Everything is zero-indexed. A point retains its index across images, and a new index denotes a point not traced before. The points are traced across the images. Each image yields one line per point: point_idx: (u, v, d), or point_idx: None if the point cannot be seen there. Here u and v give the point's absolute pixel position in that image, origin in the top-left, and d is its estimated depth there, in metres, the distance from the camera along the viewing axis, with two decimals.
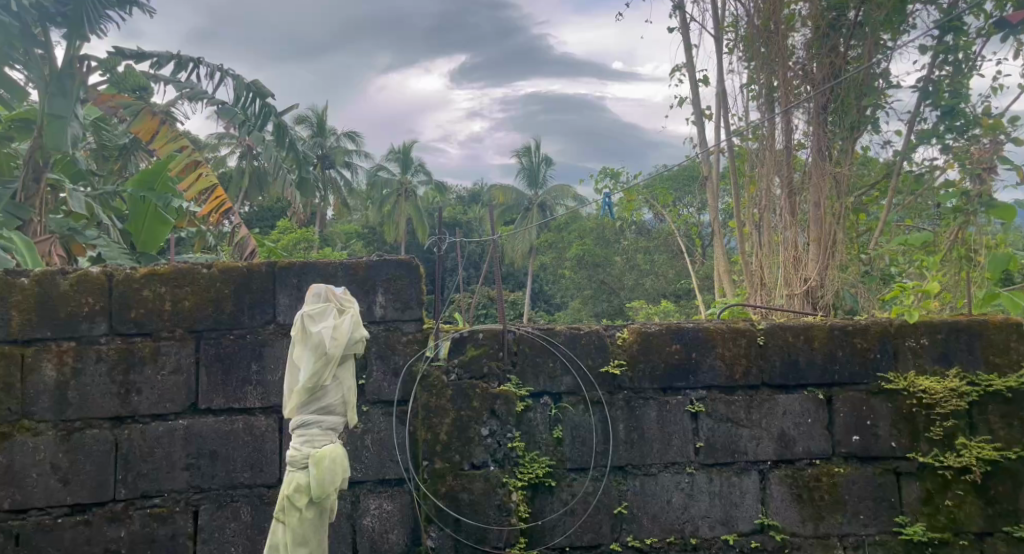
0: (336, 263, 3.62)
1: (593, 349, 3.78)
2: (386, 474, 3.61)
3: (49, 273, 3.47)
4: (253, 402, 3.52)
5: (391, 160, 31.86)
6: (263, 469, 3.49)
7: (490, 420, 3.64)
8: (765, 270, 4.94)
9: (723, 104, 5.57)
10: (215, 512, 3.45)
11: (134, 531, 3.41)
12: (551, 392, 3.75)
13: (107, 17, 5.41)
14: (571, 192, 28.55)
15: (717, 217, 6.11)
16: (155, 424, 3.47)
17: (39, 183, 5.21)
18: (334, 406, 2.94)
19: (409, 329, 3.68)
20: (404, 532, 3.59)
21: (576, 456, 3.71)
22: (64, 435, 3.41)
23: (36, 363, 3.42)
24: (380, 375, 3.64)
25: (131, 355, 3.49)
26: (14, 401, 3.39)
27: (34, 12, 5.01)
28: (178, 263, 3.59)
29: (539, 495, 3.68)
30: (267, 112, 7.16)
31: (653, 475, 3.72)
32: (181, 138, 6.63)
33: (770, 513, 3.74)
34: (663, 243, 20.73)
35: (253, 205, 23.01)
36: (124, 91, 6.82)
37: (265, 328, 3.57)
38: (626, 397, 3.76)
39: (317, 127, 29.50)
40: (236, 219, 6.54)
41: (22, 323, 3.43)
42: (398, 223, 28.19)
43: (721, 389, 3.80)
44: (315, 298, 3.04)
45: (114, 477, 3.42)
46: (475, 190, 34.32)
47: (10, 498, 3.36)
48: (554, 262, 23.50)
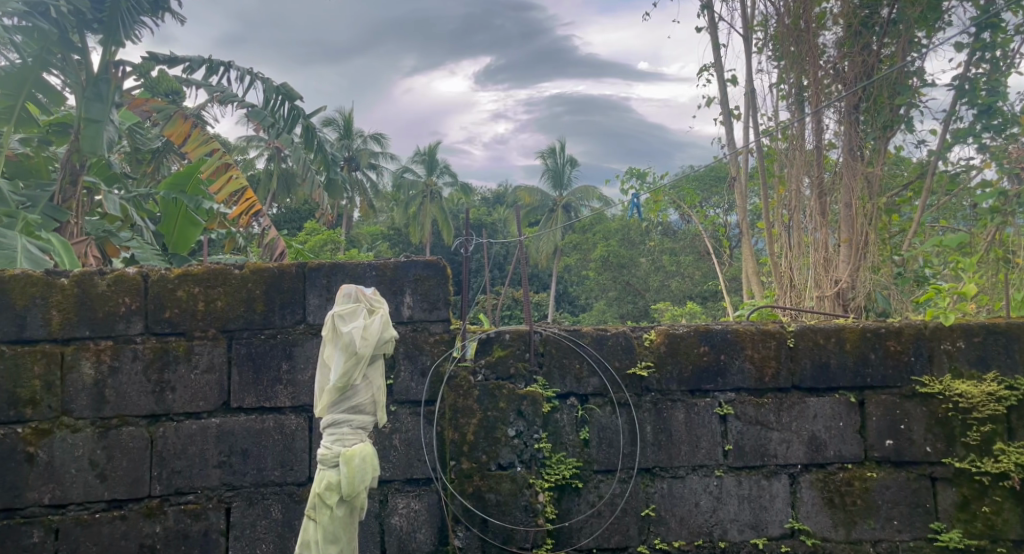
0: (365, 264, 3.66)
1: (620, 351, 3.78)
2: (414, 474, 3.63)
3: (88, 273, 3.54)
4: (284, 400, 3.57)
5: (417, 161, 32.03)
6: (294, 467, 3.54)
7: (517, 420, 3.66)
8: (794, 271, 4.91)
9: (752, 104, 5.55)
10: (246, 509, 3.50)
11: (169, 527, 3.47)
12: (578, 393, 3.76)
13: (141, 23, 5.51)
14: (596, 193, 28.53)
15: (745, 218, 6.10)
16: (188, 422, 3.53)
17: (76, 186, 5.31)
18: (364, 405, 2.97)
19: (436, 330, 3.70)
20: (431, 532, 3.60)
21: (603, 457, 3.71)
22: (101, 432, 3.47)
23: (75, 362, 3.49)
24: (408, 375, 3.66)
25: (166, 354, 3.55)
26: (53, 398, 3.46)
27: (72, 18, 5.13)
28: (211, 264, 3.65)
29: (566, 496, 3.69)
30: (296, 115, 7.24)
31: (681, 478, 3.71)
32: (213, 141, 6.76)
33: (800, 517, 3.71)
34: (689, 243, 20.61)
35: (281, 205, 23.24)
36: (158, 95, 6.93)
37: (296, 328, 3.62)
38: (654, 399, 3.76)
39: (343, 129, 29.76)
40: (266, 220, 6.63)
41: (61, 322, 3.50)
42: (424, 225, 28.36)
43: (750, 391, 3.78)
44: (345, 298, 3.07)
45: (149, 473, 3.48)
46: (501, 191, 34.42)
47: (50, 493, 3.42)
48: (578, 263, 23.49)
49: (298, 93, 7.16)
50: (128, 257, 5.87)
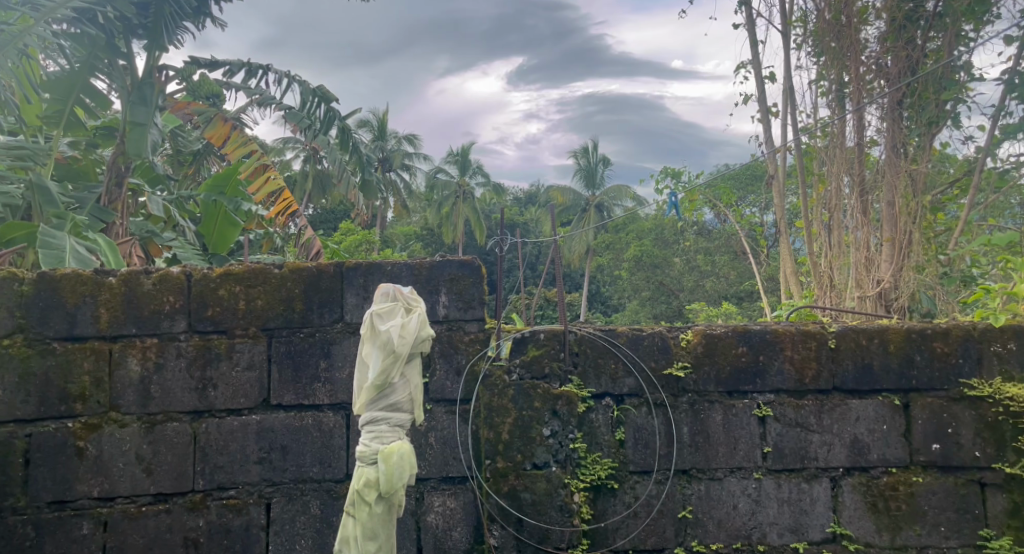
0: (401, 263, 3.69)
1: (656, 351, 3.77)
2: (449, 472, 3.65)
3: (134, 272, 3.62)
4: (322, 398, 3.62)
5: (449, 161, 32.15)
6: (332, 464, 3.59)
7: (552, 420, 3.66)
8: (834, 271, 4.85)
9: (790, 101, 5.49)
10: (286, 504, 3.56)
11: (211, 521, 3.53)
12: (613, 393, 3.75)
13: (184, 29, 5.61)
14: (629, 192, 28.40)
15: (783, 216, 6.04)
16: (229, 419, 3.58)
17: (121, 187, 5.44)
18: (401, 403, 3.00)
19: (471, 329, 3.72)
20: (467, 530, 3.62)
21: (639, 458, 3.69)
22: (147, 428, 3.55)
23: (122, 359, 3.57)
24: (443, 375, 3.69)
25: (208, 351, 3.61)
26: (102, 394, 3.54)
27: (118, 24, 5.24)
28: (252, 263, 3.71)
29: (601, 496, 3.68)
30: (332, 117, 7.32)
31: (718, 480, 3.68)
32: (251, 142, 6.86)
33: (843, 522, 3.66)
34: (724, 243, 20.41)
35: (316, 206, 23.53)
36: (199, 98, 7.06)
37: (334, 326, 3.66)
38: (690, 400, 3.74)
39: (377, 130, 29.98)
40: (302, 221, 6.75)
41: (109, 320, 3.58)
42: (457, 225, 28.47)
43: (790, 393, 3.74)
44: (383, 297, 3.10)
45: (193, 468, 3.55)
46: (533, 191, 34.43)
47: (99, 486, 3.50)
48: (611, 263, 23.38)
49: (334, 95, 7.23)
50: (170, 257, 5.99)
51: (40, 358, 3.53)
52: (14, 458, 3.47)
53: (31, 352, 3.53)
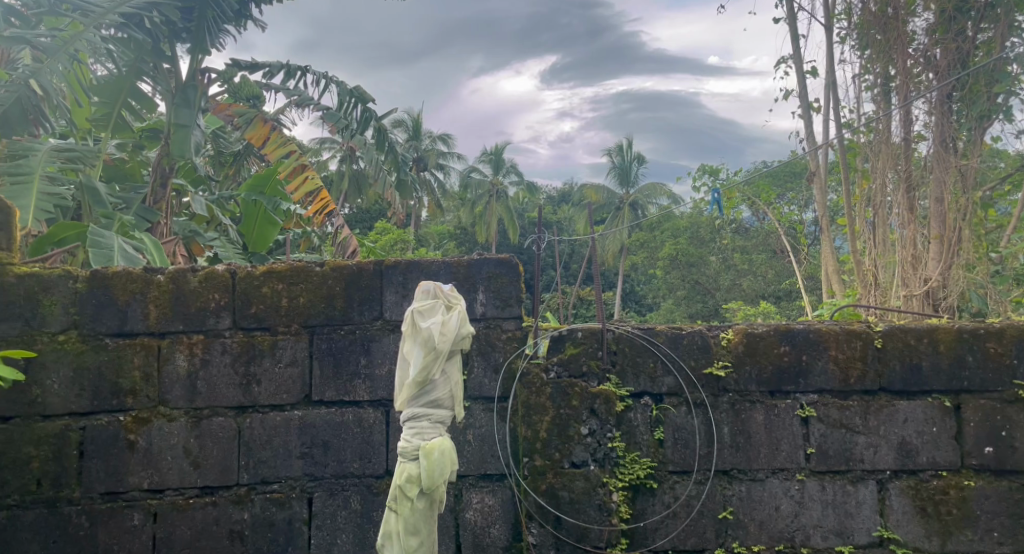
0: (439, 261, 3.71)
1: (696, 350, 3.75)
2: (488, 469, 3.66)
3: (181, 270, 3.69)
4: (362, 394, 3.65)
5: (484, 161, 32.21)
6: (371, 460, 3.63)
7: (590, 419, 3.66)
8: (878, 269, 4.78)
9: (833, 95, 5.41)
10: (327, 499, 3.60)
11: (255, 514, 3.59)
12: (652, 392, 3.73)
13: (226, 32, 5.72)
14: (664, 191, 28.21)
15: (825, 214, 5.97)
16: (273, 414, 3.64)
17: (166, 189, 5.57)
18: (442, 400, 3.02)
19: (509, 327, 3.73)
20: (505, 527, 3.63)
21: (678, 458, 3.67)
22: (194, 422, 3.61)
23: (170, 354, 3.64)
24: (481, 372, 3.70)
25: (252, 347, 3.67)
26: (151, 388, 3.62)
27: (164, 29, 5.36)
28: (294, 262, 3.76)
29: (640, 495, 3.67)
30: (368, 117, 7.37)
31: (760, 481, 3.65)
32: (291, 143, 6.96)
33: (890, 526, 3.61)
34: (761, 242, 20.15)
35: (351, 206, 23.76)
36: (240, 101, 7.19)
37: (374, 324, 3.70)
38: (731, 400, 3.71)
39: (412, 129, 30.14)
40: (340, 220, 6.84)
41: (158, 316, 3.66)
42: (490, 224, 28.52)
43: (834, 393, 3.69)
44: (424, 294, 3.13)
45: (237, 462, 3.61)
46: (567, 190, 34.37)
47: (148, 479, 3.58)
48: (645, 262, 23.22)
49: (370, 95, 7.29)
50: (212, 256, 6.08)
51: (93, 354, 3.62)
52: (68, 450, 3.56)
53: (85, 347, 3.62)
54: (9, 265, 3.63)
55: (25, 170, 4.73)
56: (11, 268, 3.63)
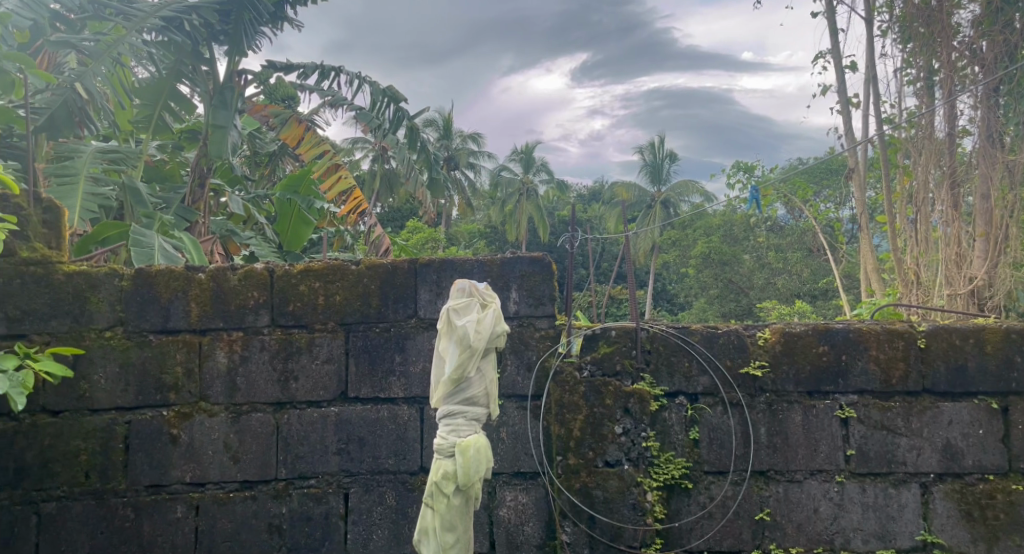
0: (473, 259, 3.72)
1: (732, 349, 3.71)
2: (521, 466, 3.67)
3: (221, 268, 3.74)
4: (397, 391, 3.68)
5: (514, 159, 32.22)
6: (406, 456, 3.65)
7: (624, 418, 3.64)
8: (920, 268, 4.71)
9: (873, 90, 5.34)
10: (363, 495, 3.64)
11: (293, 508, 3.63)
12: (686, 392, 3.71)
13: (262, 34, 5.77)
14: (697, 188, 28.01)
15: (864, 212, 5.89)
16: (310, 410, 3.68)
17: (204, 189, 5.65)
18: (477, 398, 3.03)
19: (542, 325, 3.73)
20: (540, 525, 3.63)
21: (714, 458, 3.65)
22: (234, 417, 3.67)
23: (211, 351, 3.69)
24: (514, 370, 3.70)
25: (289, 344, 3.71)
26: (193, 384, 3.67)
27: (203, 31, 5.43)
28: (330, 260, 3.80)
29: (675, 495, 3.64)
30: (400, 117, 7.40)
31: (798, 483, 3.60)
32: (325, 143, 7.05)
33: (934, 529, 3.55)
34: (797, 240, 19.91)
35: (383, 205, 23.92)
36: (276, 101, 7.27)
37: (408, 322, 3.72)
38: (768, 400, 3.67)
39: (443, 129, 30.24)
40: (373, 218, 6.89)
41: (199, 314, 3.71)
42: (520, 222, 28.51)
43: (875, 394, 3.64)
44: (459, 292, 3.14)
45: (276, 457, 3.65)
46: (597, 188, 34.26)
47: (190, 472, 3.64)
48: (677, 261, 23.05)
49: (402, 95, 7.32)
50: (248, 254, 6.14)
51: (138, 350, 3.68)
52: (114, 444, 3.63)
53: (130, 343, 3.68)
54: (57, 264, 3.70)
55: (70, 171, 4.84)
56: (59, 267, 3.70)
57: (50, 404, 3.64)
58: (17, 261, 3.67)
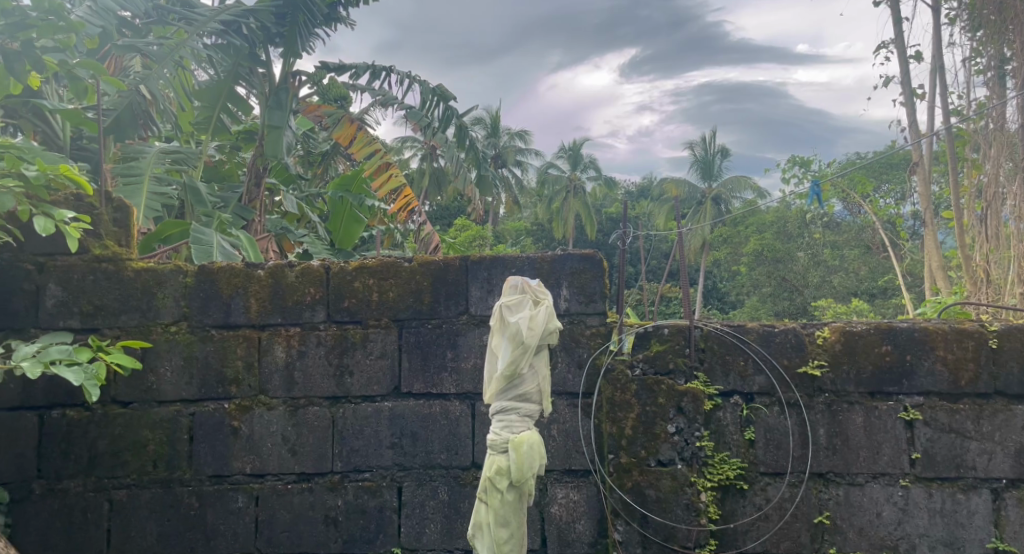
0: (524, 256, 3.71)
1: (790, 348, 3.64)
2: (573, 464, 3.65)
3: (280, 265, 3.80)
4: (449, 387, 3.70)
5: (562, 155, 32.12)
6: (458, 452, 3.66)
7: (677, 417, 3.59)
8: (991, 265, 4.52)
9: (940, 80, 5.19)
10: (416, 489, 3.66)
11: (348, 501, 3.67)
12: (742, 392, 3.64)
13: (316, 35, 5.84)
14: (750, 183, 27.57)
15: (928, 209, 5.72)
16: (364, 405, 3.71)
17: (260, 187, 5.74)
18: (530, 394, 3.02)
19: (593, 323, 3.71)
20: (591, 524, 3.61)
21: (770, 459, 3.57)
22: (292, 410, 3.72)
23: (269, 346, 3.75)
24: (565, 367, 3.68)
25: (344, 340, 3.75)
26: (253, 377, 3.74)
27: (260, 34, 5.52)
28: (383, 257, 3.82)
29: (730, 496, 3.58)
30: (449, 116, 7.41)
31: (859, 486, 3.52)
32: (376, 142, 7.13)
33: (1005, 537, 3.43)
34: (855, 236, 19.46)
35: (432, 203, 24.05)
36: (329, 101, 7.34)
37: (460, 318, 3.73)
38: (828, 401, 3.58)
39: (491, 127, 30.30)
40: (422, 217, 6.98)
41: (259, 309, 3.78)
42: (567, 219, 28.32)
43: (942, 396, 3.53)
44: (512, 289, 3.13)
45: (331, 450, 3.69)
46: (646, 184, 33.94)
47: (250, 464, 3.70)
48: (728, 259, 22.71)
49: (452, 94, 7.34)
50: (302, 252, 6.24)
51: (201, 344, 3.76)
52: (179, 435, 3.71)
53: (193, 338, 3.76)
54: (127, 261, 3.80)
55: (136, 171, 4.97)
56: (129, 264, 3.79)
57: (120, 396, 3.73)
58: (89, 258, 3.77)
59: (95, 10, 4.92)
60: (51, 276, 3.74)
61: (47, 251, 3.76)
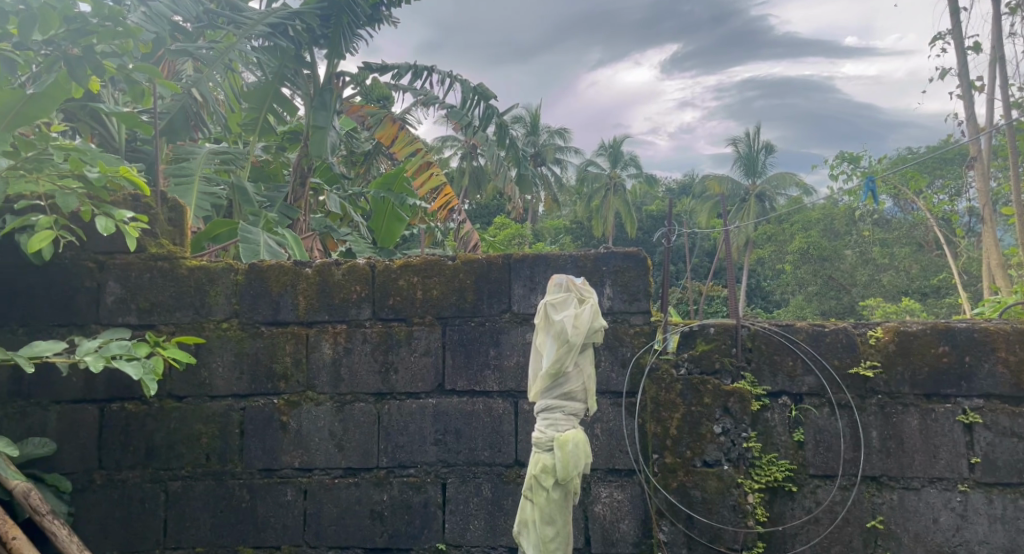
0: (566, 254, 3.68)
1: (840, 349, 3.55)
2: (616, 463, 3.61)
3: (326, 263, 3.83)
4: (492, 385, 3.68)
5: (602, 153, 31.96)
6: (502, 449, 3.65)
7: (723, 417, 3.53)
8: None
9: (1001, 71, 5.04)
10: (460, 486, 3.65)
11: (393, 496, 3.68)
12: (791, 392, 3.56)
13: (360, 36, 5.86)
14: (795, 179, 27.10)
15: (986, 206, 5.55)
16: (409, 402, 3.72)
17: (304, 187, 5.79)
18: (575, 393, 2.99)
19: (636, 322, 3.66)
20: (636, 524, 3.57)
21: (820, 461, 3.49)
22: (338, 406, 3.74)
23: (316, 343, 3.78)
24: (608, 366, 3.64)
25: (389, 337, 3.76)
26: (301, 373, 3.77)
27: (305, 36, 5.57)
28: (427, 255, 3.83)
29: (778, 498, 3.51)
30: (489, 114, 7.39)
31: (915, 490, 3.42)
32: (417, 141, 7.15)
33: None
34: (906, 233, 18.97)
35: (472, 201, 24.09)
36: (372, 101, 7.39)
37: (502, 316, 3.72)
38: (880, 402, 3.49)
39: (531, 125, 30.27)
40: (462, 215, 6.96)
41: (306, 307, 3.81)
42: (606, 217, 28.06)
43: (1003, 399, 3.41)
44: (556, 287, 3.10)
45: (377, 446, 3.71)
46: (688, 182, 33.59)
47: (298, 458, 3.73)
48: (772, 257, 22.37)
49: (492, 92, 7.32)
50: (346, 250, 6.28)
51: (251, 340, 3.80)
52: (230, 429, 3.76)
53: (244, 334, 3.81)
54: (181, 259, 3.85)
55: (187, 172, 5.05)
56: (182, 262, 3.85)
57: (175, 390, 3.79)
58: (146, 256, 3.84)
59: (149, 17, 4.85)
60: (110, 274, 3.81)
61: (108, 250, 3.83)
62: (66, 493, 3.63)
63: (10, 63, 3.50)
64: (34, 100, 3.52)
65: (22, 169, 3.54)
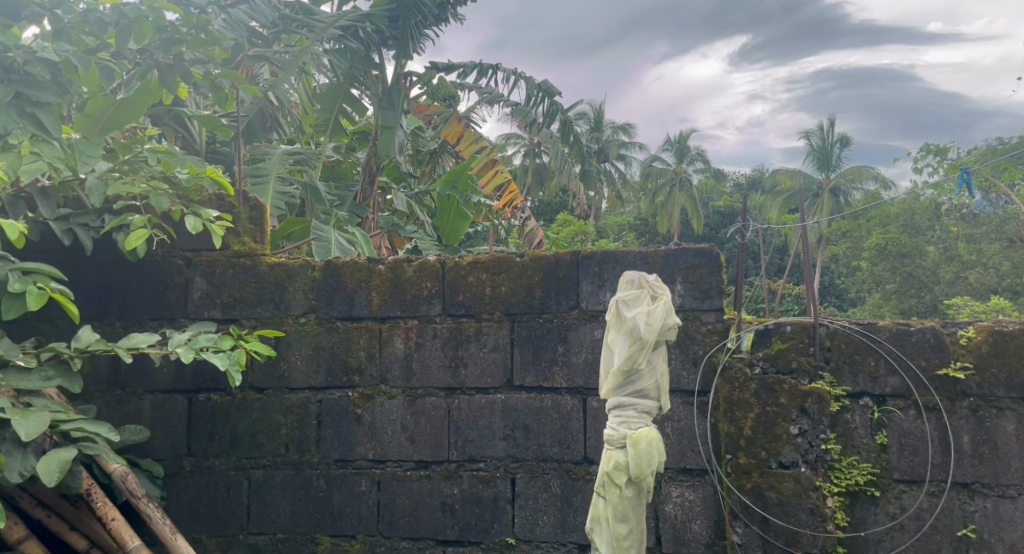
0: (636, 251, 3.61)
1: (928, 349, 3.39)
2: (687, 463, 3.51)
3: (398, 260, 3.85)
4: (561, 381, 3.64)
5: (668, 149, 31.53)
6: (570, 445, 3.60)
7: (801, 418, 3.42)
8: None
9: None
10: (529, 481, 3.62)
11: (464, 490, 3.68)
12: (873, 393, 3.41)
13: (427, 36, 5.88)
14: (870, 173, 26.20)
15: None
16: (478, 397, 3.71)
17: (373, 185, 5.85)
18: (648, 391, 2.93)
19: (708, 319, 3.57)
20: (708, 524, 3.47)
21: (905, 466, 3.34)
22: (410, 400, 3.76)
23: (389, 338, 3.80)
24: (679, 364, 3.56)
25: (459, 333, 3.76)
26: (374, 367, 3.80)
27: (374, 37, 5.61)
28: (496, 252, 3.81)
29: (860, 503, 3.36)
30: (554, 111, 7.35)
31: (1010, 498, 3.25)
32: (483, 139, 7.14)
33: None
34: (997, 227, 17.83)
35: (536, 198, 23.98)
36: (438, 100, 7.42)
37: (570, 313, 3.67)
38: (972, 405, 3.32)
39: (595, 121, 30.03)
40: (528, 212, 6.96)
41: (379, 302, 3.84)
42: (672, 214, 27.63)
43: None
44: (628, 284, 3.03)
45: (448, 440, 3.71)
46: (756, 177, 32.85)
47: (372, 451, 3.76)
48: (845, 254, 21.66)
49: (557, 89, 7.27)
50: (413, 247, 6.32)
51: (327, 335, 3.84)
52: (308, 420, 3.81)
53: (320, 329, 3.85)
54: (261, 256, 3.93)
55: (262, 171, 5.15)
56: (261, 258, 3.92)
57: (256, 382, 3.86)
58: (229, 253, 3.92)
59: (230, 24, 5.04)
60: (196, 270, 3.90)
61: (194, 247, 3.93)
62: (158, 478, 3.77)
63: (110, 71, 3.61)
64: (126, 104, 3.72)
65: (119, 171, 3.73)
